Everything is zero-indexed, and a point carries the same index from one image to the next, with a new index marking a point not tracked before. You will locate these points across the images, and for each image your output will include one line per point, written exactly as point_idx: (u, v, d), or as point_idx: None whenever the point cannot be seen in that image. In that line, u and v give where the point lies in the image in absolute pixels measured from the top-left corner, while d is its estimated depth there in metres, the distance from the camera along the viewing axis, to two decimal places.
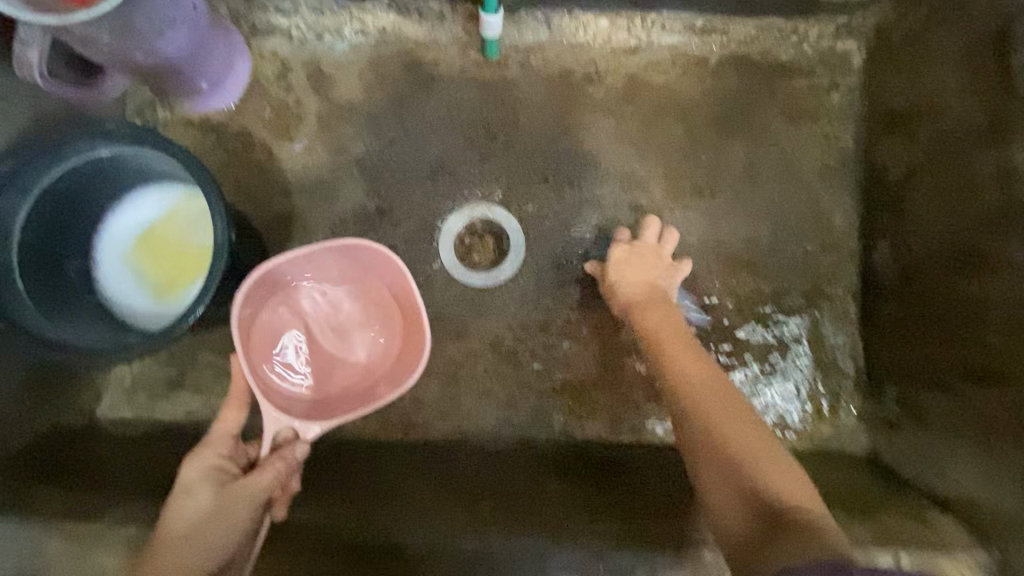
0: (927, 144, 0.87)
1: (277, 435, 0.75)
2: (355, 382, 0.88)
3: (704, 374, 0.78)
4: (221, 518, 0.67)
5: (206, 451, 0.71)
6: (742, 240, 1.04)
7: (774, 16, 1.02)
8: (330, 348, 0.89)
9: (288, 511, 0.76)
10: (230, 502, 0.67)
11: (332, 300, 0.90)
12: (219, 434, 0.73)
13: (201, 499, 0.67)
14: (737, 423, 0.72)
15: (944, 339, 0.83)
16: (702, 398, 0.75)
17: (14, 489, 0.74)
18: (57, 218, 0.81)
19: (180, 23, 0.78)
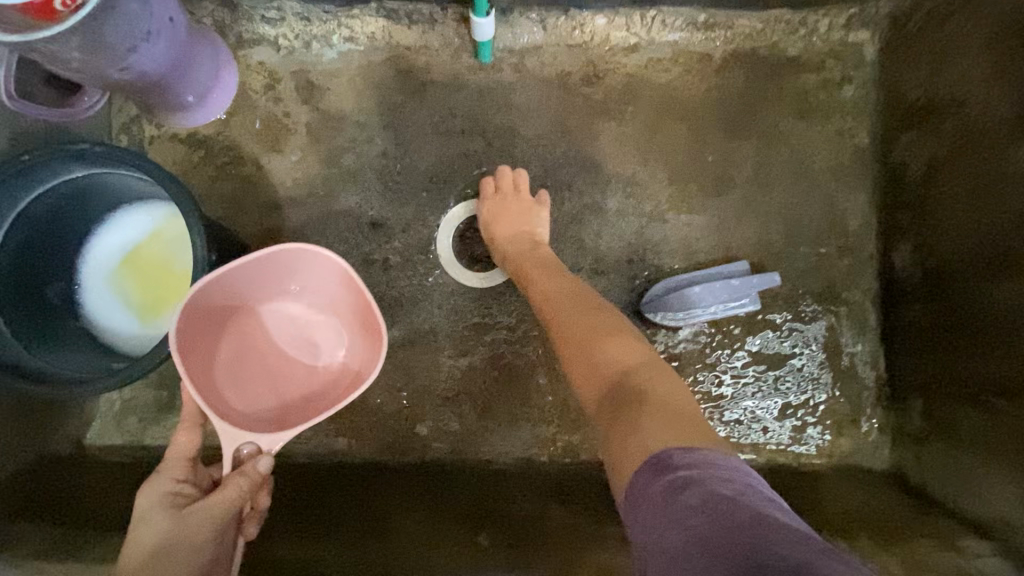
0: (951, 140, 0.82)
1: (238, 450, 0.69)
2: (326, 393, 0.83)
3: (559, 301, 0.76)
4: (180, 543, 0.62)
5: (161, 476, 0.67)
6: (753, 245, 0.99)
7: (780, 9, 0.97)
8: (296, 363, 0.85)
9: (281, 545, 0.76)
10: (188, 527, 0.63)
11: (296, 313, 0.86)
12: (174, 457, 0.68)
13: (158, 526, 0.63)
14: (593, 321, 0.71)
15: (976, 348, 0.77)
16: (555, 317, 0.74)
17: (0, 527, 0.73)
18: (35, 242, 0.79)
19: (157, 35, 0.75)
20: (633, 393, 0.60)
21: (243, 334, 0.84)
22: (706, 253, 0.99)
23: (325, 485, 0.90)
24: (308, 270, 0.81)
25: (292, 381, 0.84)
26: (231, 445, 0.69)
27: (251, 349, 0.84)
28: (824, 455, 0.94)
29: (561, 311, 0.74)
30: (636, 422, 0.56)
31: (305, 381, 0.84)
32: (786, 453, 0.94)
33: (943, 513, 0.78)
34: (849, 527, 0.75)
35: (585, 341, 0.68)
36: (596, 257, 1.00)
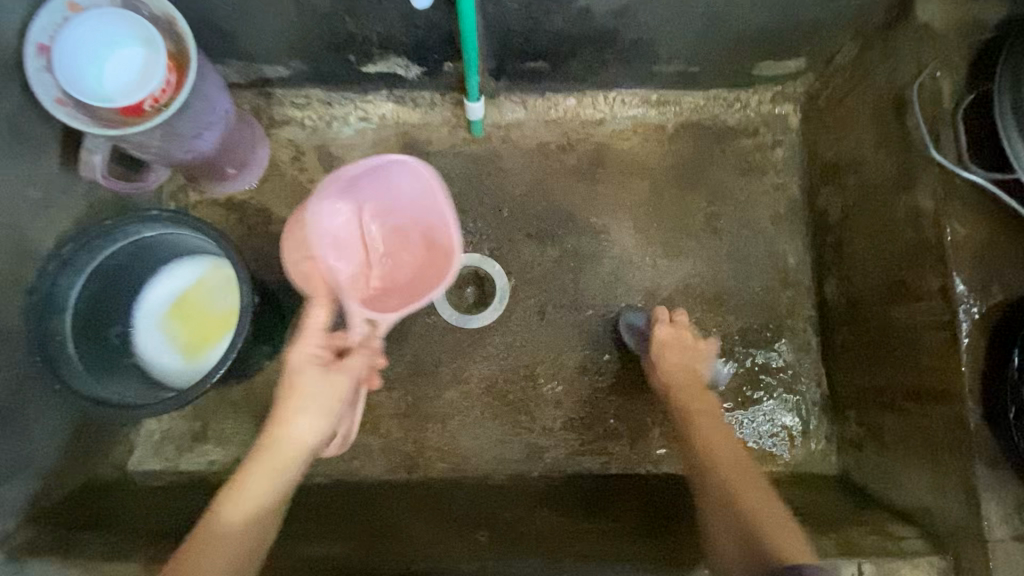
0: (856, 193, 0.99)
1: (363, 328, 0.84)
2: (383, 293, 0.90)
3: (729, 458, 0.87)
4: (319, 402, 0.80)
5: (304, 341, 0.81)
6: (709, 283, 1.16)
7: (718, 88, 1.18)
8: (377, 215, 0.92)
9: (305, 546, 0.86)
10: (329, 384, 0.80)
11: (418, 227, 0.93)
12: (312, 328, 0.82)
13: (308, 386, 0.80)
14: (741, 472, 0.84)
15: (890, 363, 0.91)
16: (723, 456, 0.87)
17: (58, 536, 0.84)
18: (105, 291, 0.94)
19: (216, 125, 0.95)
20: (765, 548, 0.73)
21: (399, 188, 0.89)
22: (670, 290, 1.16)
23: (339, 501, 1.01)
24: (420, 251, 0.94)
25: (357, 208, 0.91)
26: (361, 321, 0.84)
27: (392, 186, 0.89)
28: (781, 464, 1.07)
29: (728, 449, 0.87)
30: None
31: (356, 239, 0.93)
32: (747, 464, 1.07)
33: (877, 504, 0.91)
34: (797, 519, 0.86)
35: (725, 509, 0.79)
36: (576, 296, 1.16)
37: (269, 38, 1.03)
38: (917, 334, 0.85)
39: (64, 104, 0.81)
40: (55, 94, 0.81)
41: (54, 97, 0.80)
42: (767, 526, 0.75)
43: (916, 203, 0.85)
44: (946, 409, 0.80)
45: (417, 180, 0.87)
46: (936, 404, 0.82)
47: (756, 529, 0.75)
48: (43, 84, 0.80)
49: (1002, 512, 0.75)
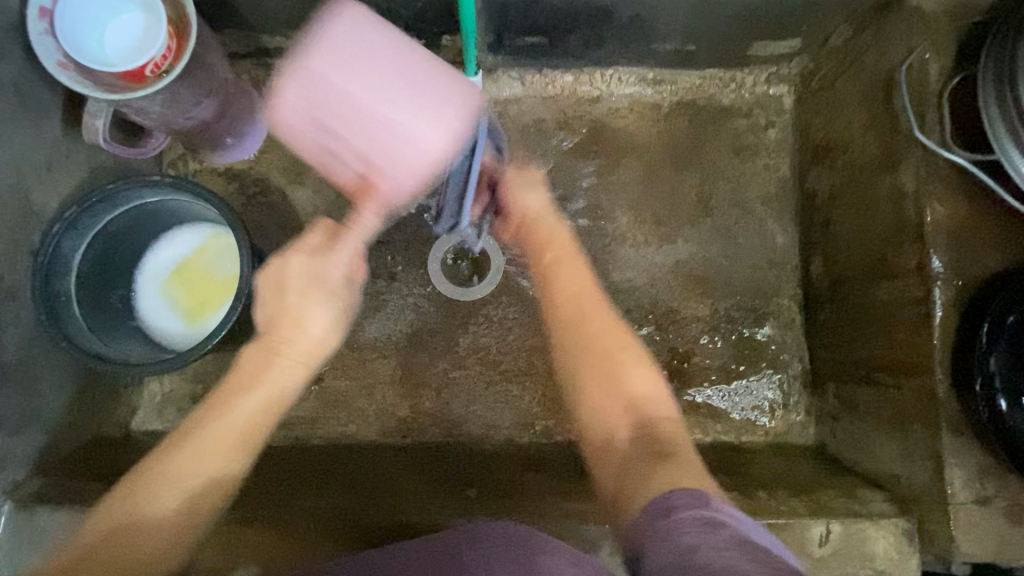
0: (843, 173, 1.02)
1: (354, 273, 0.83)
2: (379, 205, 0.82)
3: (594, 346, 0.85)
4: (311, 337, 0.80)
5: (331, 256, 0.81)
6: (698, 260, 1.19)
7: (713, 68, 1.19)
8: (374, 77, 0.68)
9: (301, 502, 0.89)
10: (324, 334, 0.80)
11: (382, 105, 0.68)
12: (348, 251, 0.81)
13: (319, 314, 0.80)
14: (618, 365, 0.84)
15: (867, 338, 0.95)
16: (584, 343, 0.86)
17: (65, 486, 0.87)
18: (108, 256, 0.97)
19: (216, 93, 0.96)
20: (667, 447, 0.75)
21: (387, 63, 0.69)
22: (659, 267, 1.19)
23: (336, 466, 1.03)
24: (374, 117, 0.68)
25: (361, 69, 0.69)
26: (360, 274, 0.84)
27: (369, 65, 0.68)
28: (762, 435, 1.11)
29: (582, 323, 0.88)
30: (646, 486, 0.67)
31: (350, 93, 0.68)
32: (729, 435, 1.12)
33: (850, 472, 0.95)
34: (772, 484, 0.91)
35: (607, 402, 0.81)
36: None
37: (269, 8, 1.04)
38: (894, 310, 0.88)
39: (66, 67, 0.81)
40: (58, 57, 0.81)
41: (56, 60, 0.81)
42: (662, 426, 0.79)
43: (899, 183, 0.87)
44: (918, 381, 0.83)
45: (399, 53, 0.70)
46: (908, 376, 0.85)
47: (649, 424, 0.78)
48: (46, 47, 0.80)
49: (965, 478, 0.79)
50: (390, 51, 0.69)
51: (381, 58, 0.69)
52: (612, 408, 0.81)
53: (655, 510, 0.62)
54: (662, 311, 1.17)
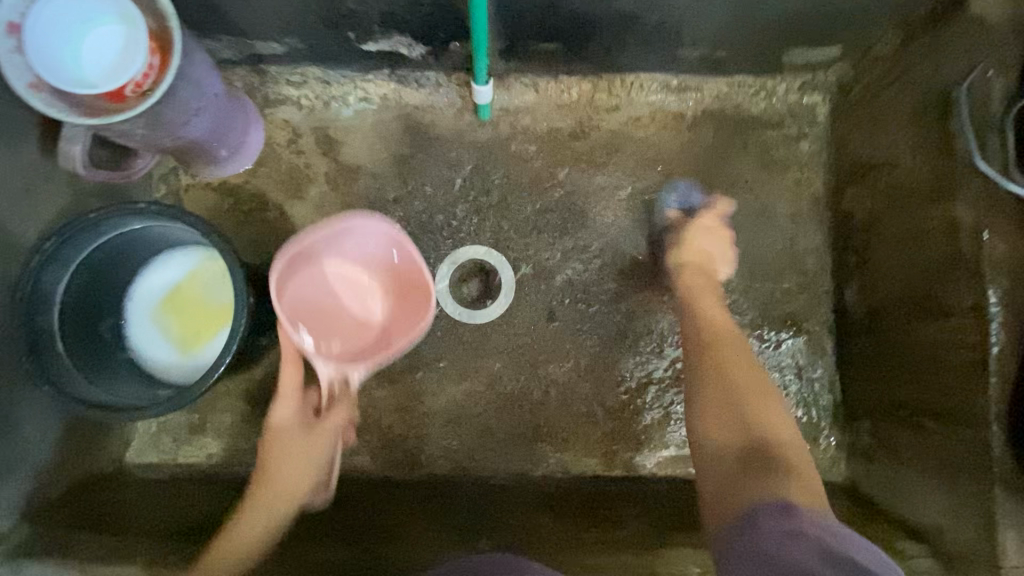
0: (886, 196, 0.94)
1: (332, 381, 0.89)
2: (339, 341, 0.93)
3: (753, 379, 0.84)
4: (313, 444, 0.88)
5: (285, 400, 0.88)
6: (723, 282, 1.11)
7: (743, 75, 1.11)
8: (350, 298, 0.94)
9: (305, 550, 0.84)
10: (319, 437, 0.88)
11: (347, 277, 0.94)
12: (285, 389, 0.87)
13: (295, 441, 0.87)
14: (766, 401, 0.81)
15: (910, 378, 0.88)
16: (735, 372, 0.84)
17: (58, 536, 0.82)
18: (93, 285, 0.90)
19: (204, 111, 0.89)
20: (777, 467, 0.73)
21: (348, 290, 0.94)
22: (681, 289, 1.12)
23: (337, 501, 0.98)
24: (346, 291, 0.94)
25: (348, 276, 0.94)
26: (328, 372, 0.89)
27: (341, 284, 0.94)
28: None
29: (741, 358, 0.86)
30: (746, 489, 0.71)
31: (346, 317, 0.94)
32: None
33: (888, 519, 0.89)
34: None
35: (727, 424, 0.79)
36: (584, 293, 1.12)
37: (263, 13, 0.96)
38: (943, 351, 0.81)
39: (39, 89, 0.74)
40: (28, 78, 0.74)
41: (27, 81, 0.74)
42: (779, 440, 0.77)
43: (954, 213, 0.80)
44: (970, 432, 0.77)
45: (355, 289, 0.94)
46: (959, 426, 0.79)
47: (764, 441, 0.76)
48: (15, 67, 0.73)
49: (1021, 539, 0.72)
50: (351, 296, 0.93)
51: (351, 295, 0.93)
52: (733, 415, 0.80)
53: (766, 515, 0.66)
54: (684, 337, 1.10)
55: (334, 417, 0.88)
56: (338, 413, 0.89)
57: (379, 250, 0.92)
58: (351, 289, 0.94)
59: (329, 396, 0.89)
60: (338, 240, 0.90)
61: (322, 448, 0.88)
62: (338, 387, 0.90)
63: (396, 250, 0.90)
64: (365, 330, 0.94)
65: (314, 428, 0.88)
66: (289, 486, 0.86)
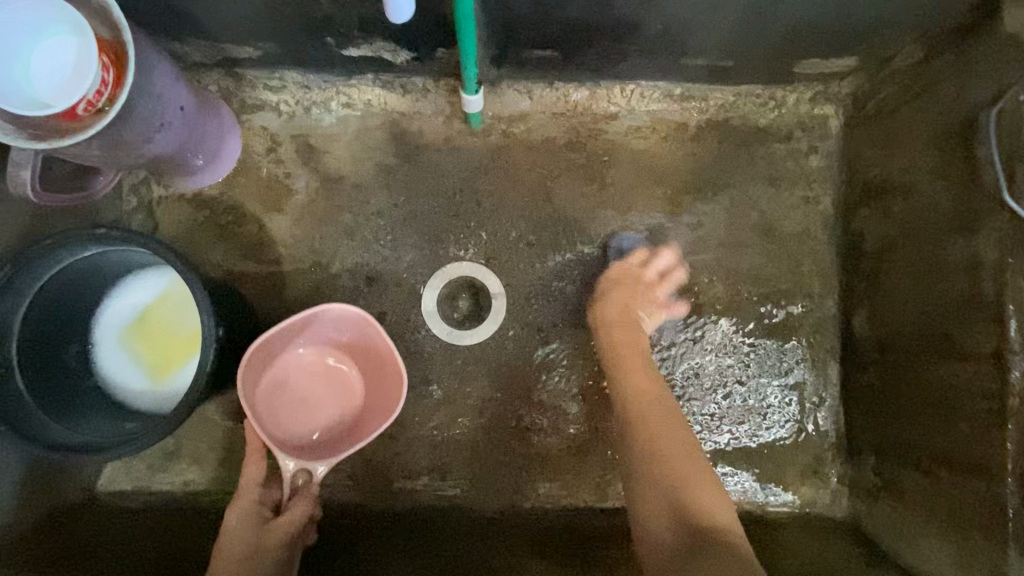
0: (902, 223, 0.88)
1: (295, 477, 0.87)
2: (313, 424, 0.98)
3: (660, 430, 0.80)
4: (269, 537, 0.81)
5: (243, 497, 0.84)
6: (726, 304, 1.06)
7: (751, 84, 1.03)
8: (319, 379, 1.00)
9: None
10: (274, 533, 0.81)
11: (316, 362, 1.00)
12: (247, 484, 0.85)
13: (249, 533, 0.81)
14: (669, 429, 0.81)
15: (919, 419, 0.85)
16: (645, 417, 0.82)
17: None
18: (54, 314, 0.85)
19: (170, 126, 0.85)
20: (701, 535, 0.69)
21: (317, 375, 1.00)
22: (681, 311, 1.06)
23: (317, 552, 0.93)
24: (315, 377, 0.99)
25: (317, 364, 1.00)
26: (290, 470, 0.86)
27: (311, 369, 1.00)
28: (787, 505, 1.02)
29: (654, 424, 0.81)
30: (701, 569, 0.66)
31: (318, 399, 0.99)
32: (752, 501, 1.02)
33: (889, 565, 0.85)
34: None
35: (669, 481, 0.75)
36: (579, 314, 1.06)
37: (234, 16, 0.88)
38: (962, 399, 0.77)
39: None
40: None
41: None
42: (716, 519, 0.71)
43: (976, 251, 0.75)
44: (983, 485, 0.73)
45: (324, 373, 1.00)
46: (971, 477, 0.75)
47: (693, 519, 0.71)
48: None
49: None
50: (322, 380, 1.00)
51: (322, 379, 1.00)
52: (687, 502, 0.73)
53: None
54: (683, 362, 1.05)
55: (289, 512, 0.83)
56: (296, 510, 0.83)
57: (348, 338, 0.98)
58: (322, 374, 1.00)
59: (291, 492, 0.86)
60: (305, 330, 0.95)
61: (274, 551, 0.80)
62: (301, 484, 0.87)
63: (367, 341, 0.97)
64: (337, 416, 0.99)
65: (270, 525, 0.82)
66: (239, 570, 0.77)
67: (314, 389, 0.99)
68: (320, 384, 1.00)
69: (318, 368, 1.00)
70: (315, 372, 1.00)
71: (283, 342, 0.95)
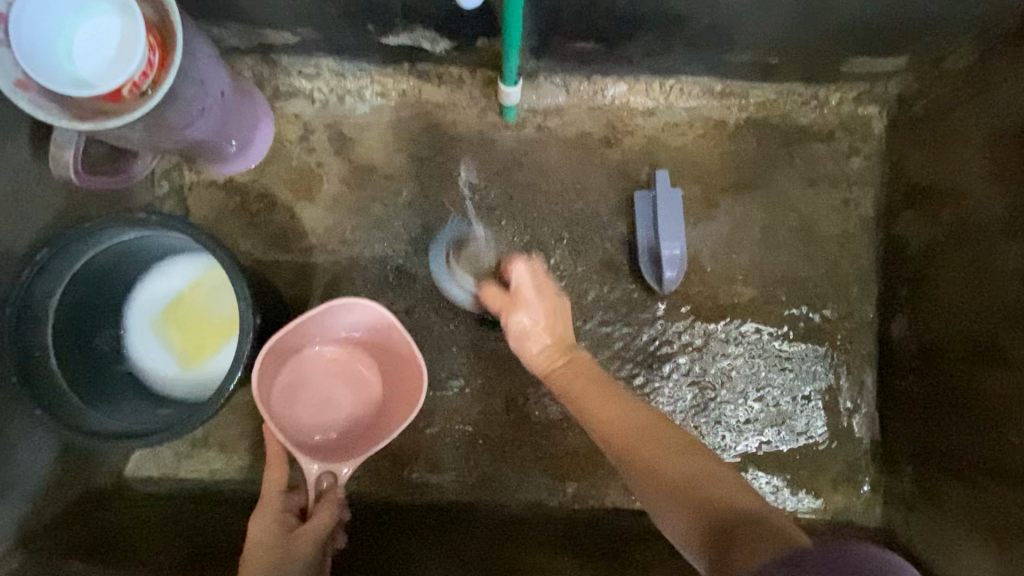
0: (951, 228, 0.86)
1: (319, 481, 0.83)
2: (336, 423, 0.97)
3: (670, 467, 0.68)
4: (296, 545, 0.78)
5: (266, 506, 0.81)
6: (760, 306, 1.04)
7: (794, 82, 1.01)
8: (339, 377, 0.98)
9: None
10: (299, 541, 0.78)
11: (338, 360, 0.98)
12: (271, 491, 0.82)
13: (274, 541, 0.78)
14: (656, 445, 0.71)
15: (963, 427, 0.83)
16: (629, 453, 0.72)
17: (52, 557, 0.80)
18: (89, 298, 0.85)
19: (208, 111, 0.85)
20: (726, 528, 0.62)
21: (338, 372, 0.98)
22: (715, 312, 1.04)
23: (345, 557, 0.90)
24: (335, 376, 0.98)
25: (337, 362, 0.98)
26: (314, 476, 0.83)
27: (333, 366, 0.98)
28: (818, 512, 1.00)
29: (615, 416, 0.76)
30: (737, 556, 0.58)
31: (338, 399, 0.98)
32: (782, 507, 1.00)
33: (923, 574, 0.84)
34: None
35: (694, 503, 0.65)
36: (611, 312, 1.04)
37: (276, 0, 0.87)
38: (1019, 425, 0.75)
39: (26, 87, 0.68)
40: (15, 75, 0.67)
41: (14, 78, 0.67)
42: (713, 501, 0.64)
43: None
44: None
45: (344, 370, 0.98)
46: (1017, 486, 0.74)
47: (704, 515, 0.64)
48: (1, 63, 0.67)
49: None
50: (342, 379, 0.98)
51: (342, 377, 0.98)
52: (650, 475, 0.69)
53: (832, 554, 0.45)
54: (716, 363, 1.04)
55: (316, 519, 0.80)
56: (322, 517, 0.80)
57: (364, 334, 0.96)
58: (341, 373, 0.98)
59: (317, 496, 0.83)
60: (327, 324, 0.94)
61: (303, 558, 0.78)
62: (326, 487, 0.84)
63: (381, 337, 0.94)
64: (358, 413, 0.97)
65: (296, 532, 0.79)
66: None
67: (334, 388, 0.98)
68: (342, 382, 0.98)
69: (340, 367, 0.98)
70: (335, 371, 0.98)
71: (297, 342, 0.93)
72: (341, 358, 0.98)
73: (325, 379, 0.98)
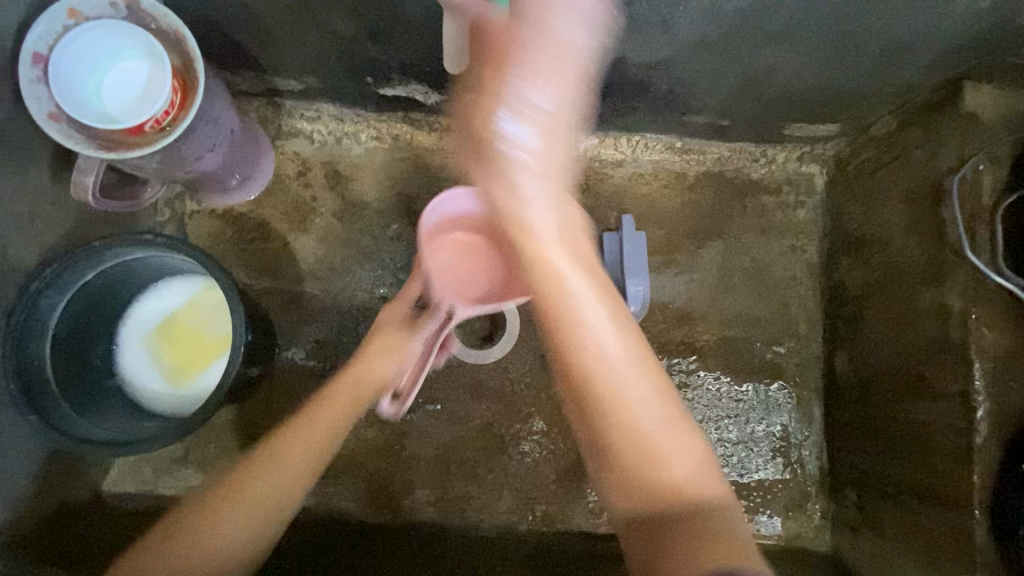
0: (880, 272, 0.97)
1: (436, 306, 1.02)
2: (462, 292, 1.08)
3: (646, 439, 0.74)
4: (392, 354, 0.97)
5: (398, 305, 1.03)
6: (718, 341, 1.13)
7: (746, 142, 1.14)
8: (470, 256, 1.11)
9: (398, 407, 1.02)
10: (399, 347, 0.98)
11: (472, 239, 1.11)
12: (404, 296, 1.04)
13: (391, 342, 0.98)
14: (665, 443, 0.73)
15: (898, 454, 0.91)
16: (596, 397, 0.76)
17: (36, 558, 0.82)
18: (88, 313, 0.89)
19: (218, 146, 0.94)
20: (691, 523, 0.68)
21: (470, 248, 1.11)
22: (677, 345, 1.12)
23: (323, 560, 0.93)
24: (466, 254, 1.11)
25: (473, 239, 1.11)
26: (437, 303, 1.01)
27: (466, 244, 1.11)
28: (773, 537, 1.07)
29: (627, 375, 0.77)
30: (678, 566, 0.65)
31: (467, 273, 1.10)
32: None
33: None
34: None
35: (648, 486, 0.71)
36: None
37: (285, 54, 0.97)
38: (934, 476, 0.83)
39: (57, 119, 0.75)
40: (48, 107, 0.75)
41: (47, 110, 0.74)
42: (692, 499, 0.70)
43: (944, 299, 0.83)
44: (955, 519, 0.79)
45: (474, 249, 1.11)
46: (942, 509, 0.82)
47: (665, 497, 0.70)
48: (36, 96, 0.74)
49: None
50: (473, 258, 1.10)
51: (473, 255, 1.10)
52: (631, 446, 0.73)
53: None
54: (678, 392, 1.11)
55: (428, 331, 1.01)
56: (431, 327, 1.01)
57: (484, 211, 1.06)
58: (472, 249, 1.11)
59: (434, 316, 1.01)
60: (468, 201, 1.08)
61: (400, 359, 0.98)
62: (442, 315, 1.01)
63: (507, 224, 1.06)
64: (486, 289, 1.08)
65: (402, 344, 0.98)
66: (233, 546, 0.74)
67: (463, 264, 1.10)
68: (472, 259, 1.10)
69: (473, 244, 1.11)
70: (463, 248, 1.11)
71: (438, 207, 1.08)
72: (473, 241, 1.11)
73: (458, 255, 1.11)
